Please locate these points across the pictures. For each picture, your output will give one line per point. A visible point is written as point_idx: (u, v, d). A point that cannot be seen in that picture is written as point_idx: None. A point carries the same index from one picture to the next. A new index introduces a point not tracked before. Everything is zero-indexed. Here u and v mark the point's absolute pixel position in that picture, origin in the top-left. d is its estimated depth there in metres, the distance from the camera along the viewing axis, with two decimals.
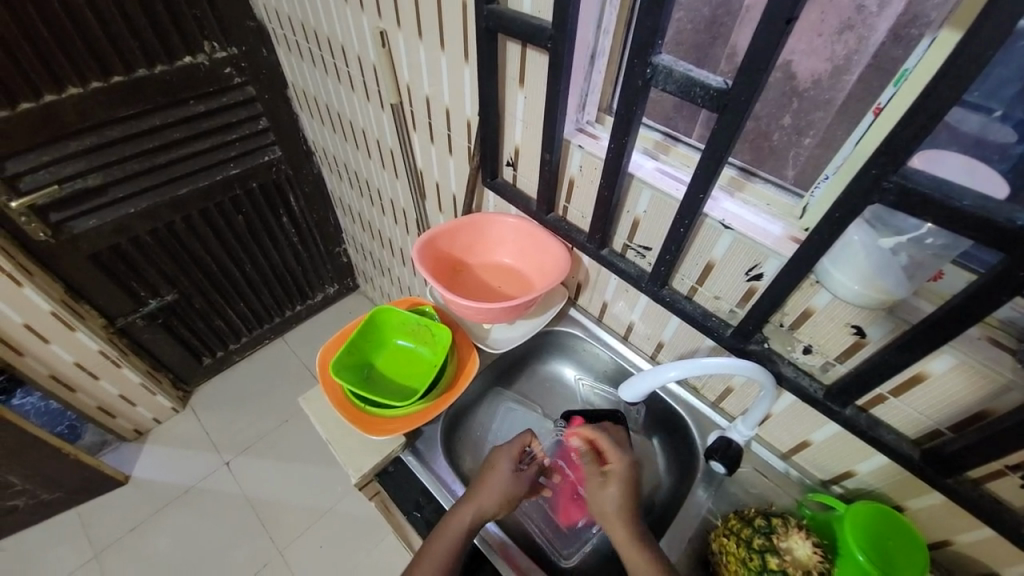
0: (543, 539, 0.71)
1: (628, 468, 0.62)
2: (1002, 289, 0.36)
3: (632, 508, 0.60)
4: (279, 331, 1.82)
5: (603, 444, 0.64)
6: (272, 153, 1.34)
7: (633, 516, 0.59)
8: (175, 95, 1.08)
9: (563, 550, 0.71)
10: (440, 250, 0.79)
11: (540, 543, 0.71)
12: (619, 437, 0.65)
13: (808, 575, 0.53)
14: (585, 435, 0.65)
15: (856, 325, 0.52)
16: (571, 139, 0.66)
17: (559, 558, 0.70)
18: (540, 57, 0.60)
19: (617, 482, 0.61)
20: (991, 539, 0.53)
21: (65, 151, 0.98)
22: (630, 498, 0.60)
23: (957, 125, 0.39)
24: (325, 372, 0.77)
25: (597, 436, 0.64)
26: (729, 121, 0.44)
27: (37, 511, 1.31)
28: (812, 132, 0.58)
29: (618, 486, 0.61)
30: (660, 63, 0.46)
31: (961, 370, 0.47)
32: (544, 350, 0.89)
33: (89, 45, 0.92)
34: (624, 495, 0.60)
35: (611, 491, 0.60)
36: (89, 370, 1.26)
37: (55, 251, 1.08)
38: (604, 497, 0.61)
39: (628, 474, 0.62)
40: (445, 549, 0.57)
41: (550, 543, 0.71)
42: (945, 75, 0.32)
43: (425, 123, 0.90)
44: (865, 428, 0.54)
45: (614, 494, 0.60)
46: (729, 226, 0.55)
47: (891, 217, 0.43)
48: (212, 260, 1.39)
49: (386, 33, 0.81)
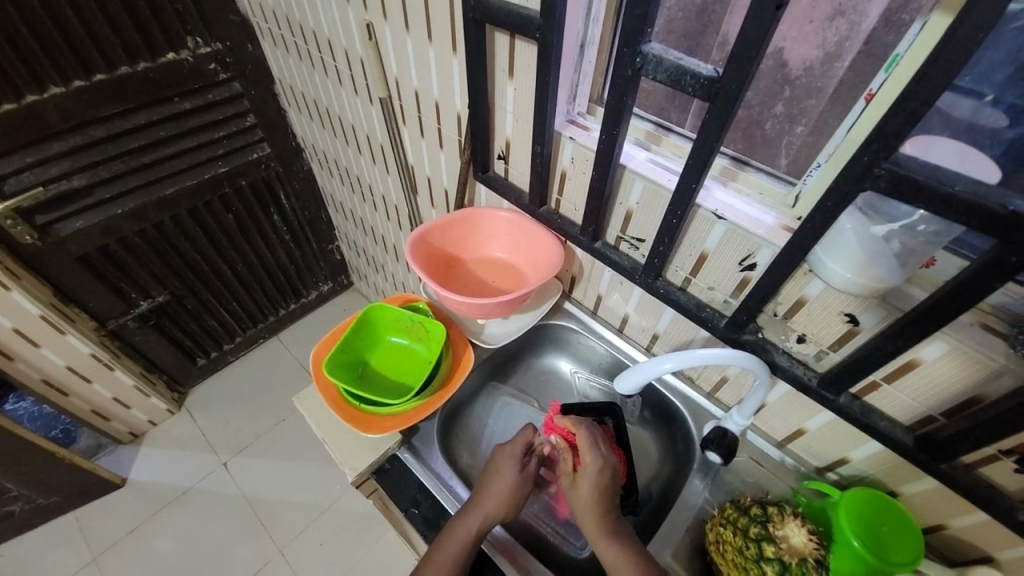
0: (555, 535, 0.71)
1: (598, 471, 0.60)
2: (994, 275, 0.36)
3: (606, 507, 0.59)
4: (273, 330, 1.80)
5: (577, 441, 0.62)
6: (261, 150, 1.32)
7: (606, 514, 0.59)
8: (160, 93, 1.06)
9: (577, 541, 0.71)
10: (432, 245, 0.78)
11: (553, 540, 0.71)
12: (595, 434, 0.63)
13: (805, 561, 0.53)
14: (565, 428, 0.64)
15: (848, 313, 0.53)
16: (562, 131, 0.65)
17: (575, 551, 0.70)
18: (529, 48, 0.60)
19: (588, 484, 0.60)
20: (986, 522, 0.53)
21: (48, 152, 0.96)
22: (601, 499, 0.59)
23: (949, 110, 0.38)
24: (319, 372, 0.76)
25: (586, 426, 0.64)
26: (720, 110, 0.44)
27: (33, 516, 1.30)
28: (804, 120, 0.57)
29: (591, 487, 0.60)
30: (649, 52, 0.46)
31: (954, 356, 0.47)
32: (540, 344, 0.89)
33: (70, 43, 0.90)
34: (594, 497, 0.59)
35: (582, 492, 0.60)
36: (81, 374, 1.25)
37: (42, 254, 1.07)
38: (579, 496, 0.60)
39: (598, 475, 0.60)
40: (454, 554, 0.57)
41: (562, 537, 0.71)
42: (937, 60, 0.31)
43: (414, 117, 0.89)
44: (859, 415, 0.54)
45: (587, 494, 0.60)
46: (722, 216, 0.55)
47: (882, 204, 0.43)
48: (203, 260, 1.37)
49: (373, 25, 0.80)
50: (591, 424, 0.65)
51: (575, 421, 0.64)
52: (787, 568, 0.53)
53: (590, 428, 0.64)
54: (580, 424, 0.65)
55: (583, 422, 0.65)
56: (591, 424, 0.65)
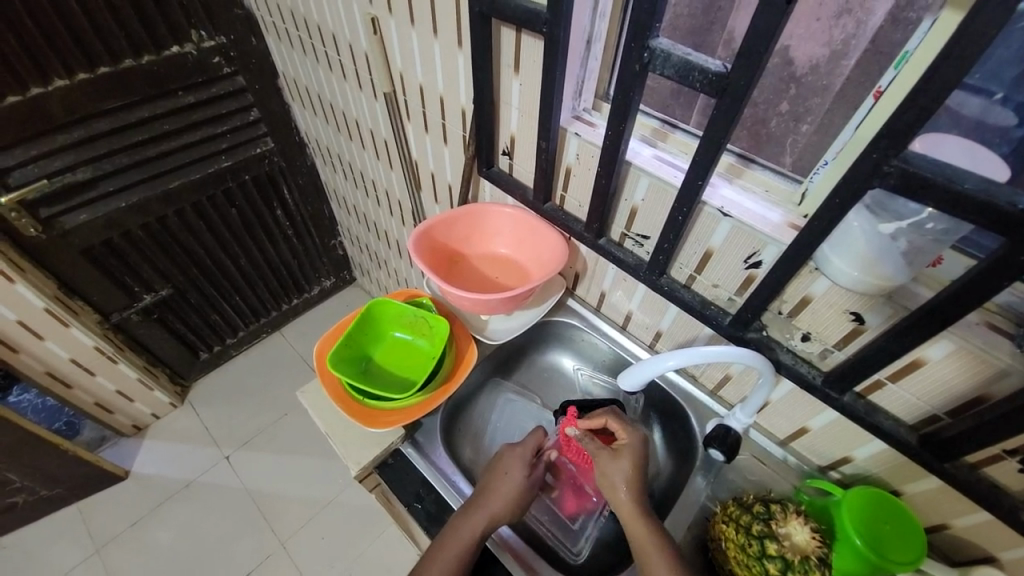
0: (552, 538, 0.71)
1: (639, 443, 0.62)
2: (1002, 273, 0.36)
3: (640, 486, 0.60)
4: (276, 325, 1.81)
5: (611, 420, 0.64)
6: (264, 144, 1.32)
7: (640, 491, 0.60)
8: (163, 86, 1.05)
9: (573, 546, 0.71)
10: (437, 241, 0.79)
11: (551, 542, 0.71)
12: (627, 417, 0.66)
13: (807, 560, 0.53)
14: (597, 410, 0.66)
15: (854, 312, 0.52)
16: (567, 127, 0.65)
17: (571, 557, 0.70)
18: (535, 43, 0.60)
19: (631, 454, 0.61)
20: (987, 522, 0.53)
21: (54, 145, 0.97)
22: (637, 479, 0.60)
23: (958, 108, 0.38)
24: (323, 366, 0.76)
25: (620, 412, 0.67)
26: (728, 105, 0.44)
27: (38, 507, 1.31)
28: (810, 118, 0.57)
29: (630, 461, 0.61)
30: (657, 47, 0.45)
31: (958, 356, 0.47)
32: (543, 341, 0.89)
33: (74, 36, 0.90)
34: (636, 468, 0.60)
35: (621, 466, 0.60)
36: (84, 366, 1.26)
37: (47, 247, 1.07)
38: (617, 466, 0.60)
39: (640, 446, 0.62)
40: (456, 554, 0.57)
41: (559, 540, 0.71)
42: (949, 56, 0.31)
43: (419, 112, 0.88)
44: (863, 414, 0.54)
45: (625, 469, 0.60)
46: (727, 213, 0.55)
47: (891, 201, 0.42)
48: (206, 254, 1.37)
49: (377, 19, 0.80)
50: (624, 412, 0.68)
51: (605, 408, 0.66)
52: (790, 565, 0.53)
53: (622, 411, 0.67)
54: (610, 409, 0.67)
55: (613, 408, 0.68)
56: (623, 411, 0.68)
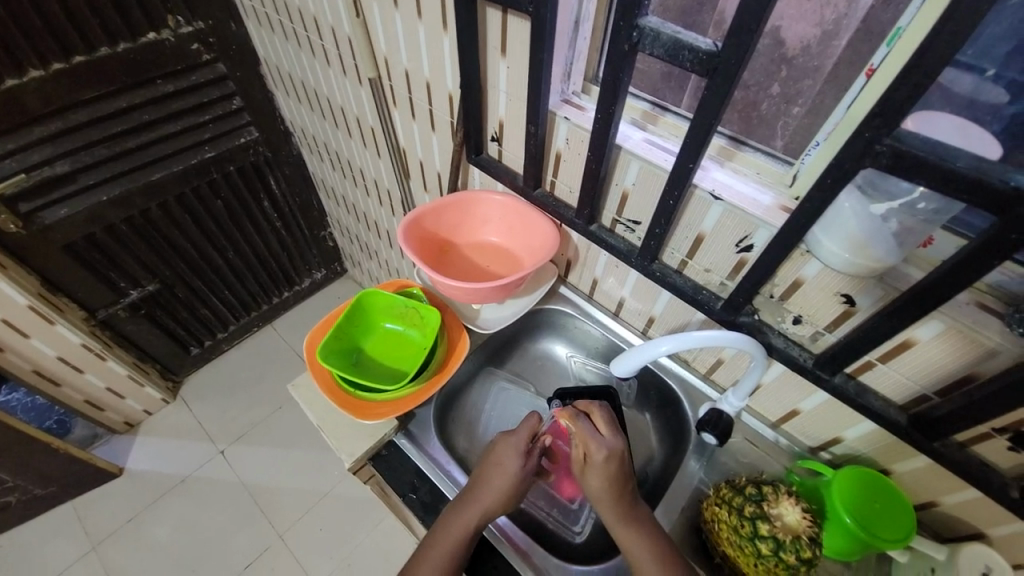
0: (553, 522, 0.72)
1: (607, 461, 0.58)
2: (994, 252, 0.35)
3: (620, 492, 0.58)
4: (267, 318, 1.79)
5: (577, 430, 0.60)
6: (248, 134, 1.29)
7: (621, 497, 0.58)
8: (142, 74, 1.02)
9: (574, 526, 0.72)
10: (426, 229, 0.77)
11: (552, 526, 0.71)
12: (598, 421, 0.62)
13: (798, 540, 0.53)
14: (566, 418, 0.62)
15: (845, 294, 0.52)
16: (556, 111, 0.64)
17: (572, 535, 0.71)
18: (521, 24, 0.58)
19: (598, 475, 0.58)
20: (977, 499, 0.54)
21: (30, 139, 0.94)
22: (612, 490, 0.57)
23: (950, 85, 0.38)
24: (314, 359, 0.75)
25: (593, 411, 0.63)
26: (719, 85, 0.43)
27: (30, 506, 1.30)
28: (801, 101, 0.56)
29: (599, 478, 0.58)
30: (647, 25, 0.44)
31: (947, 336, 0.47)
32: (535, 329, 0.89)
33: (47, 22, 0.87)
34: (609, 487, 0.58)
35: (593, 481, 0.58)
36: (73, 364, 1.24)
37: (27, 244, 1.04)
38: (589, 485, 0.59)
39: (607, 464, 0.58)
40: (444, 552, 0.57)
41: (561, 524, 0.72)
42: (941, 32, 0.30)
43: (405, 98, 0.87)
44: (854, 395, 0.54)
45: (597, 487, 0.58)
46: (718, 196, 0.54)
47: (882, 181, 0.43)
48: (192, 247, 1.35)
49: (360, 2, 0.78)
50: (599, 407, 0.63)
51: (576, 412, 0.63)
52: (782, 545, 0.53)
53: (597, 412, 0.62)
54: (583, 410, 0.63)
55: (588, 408, 0.63)
56: (599, 406, 0.63)
